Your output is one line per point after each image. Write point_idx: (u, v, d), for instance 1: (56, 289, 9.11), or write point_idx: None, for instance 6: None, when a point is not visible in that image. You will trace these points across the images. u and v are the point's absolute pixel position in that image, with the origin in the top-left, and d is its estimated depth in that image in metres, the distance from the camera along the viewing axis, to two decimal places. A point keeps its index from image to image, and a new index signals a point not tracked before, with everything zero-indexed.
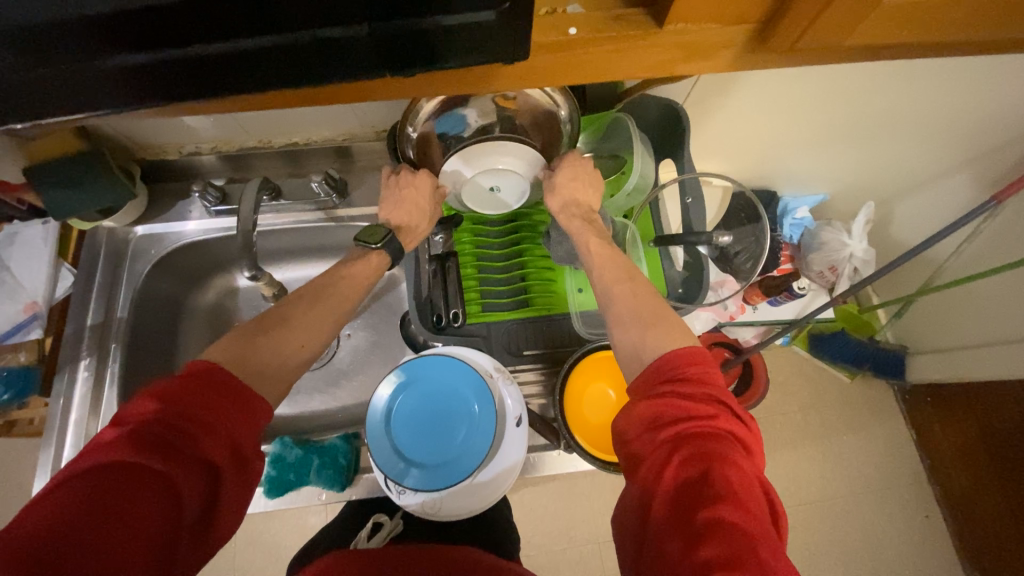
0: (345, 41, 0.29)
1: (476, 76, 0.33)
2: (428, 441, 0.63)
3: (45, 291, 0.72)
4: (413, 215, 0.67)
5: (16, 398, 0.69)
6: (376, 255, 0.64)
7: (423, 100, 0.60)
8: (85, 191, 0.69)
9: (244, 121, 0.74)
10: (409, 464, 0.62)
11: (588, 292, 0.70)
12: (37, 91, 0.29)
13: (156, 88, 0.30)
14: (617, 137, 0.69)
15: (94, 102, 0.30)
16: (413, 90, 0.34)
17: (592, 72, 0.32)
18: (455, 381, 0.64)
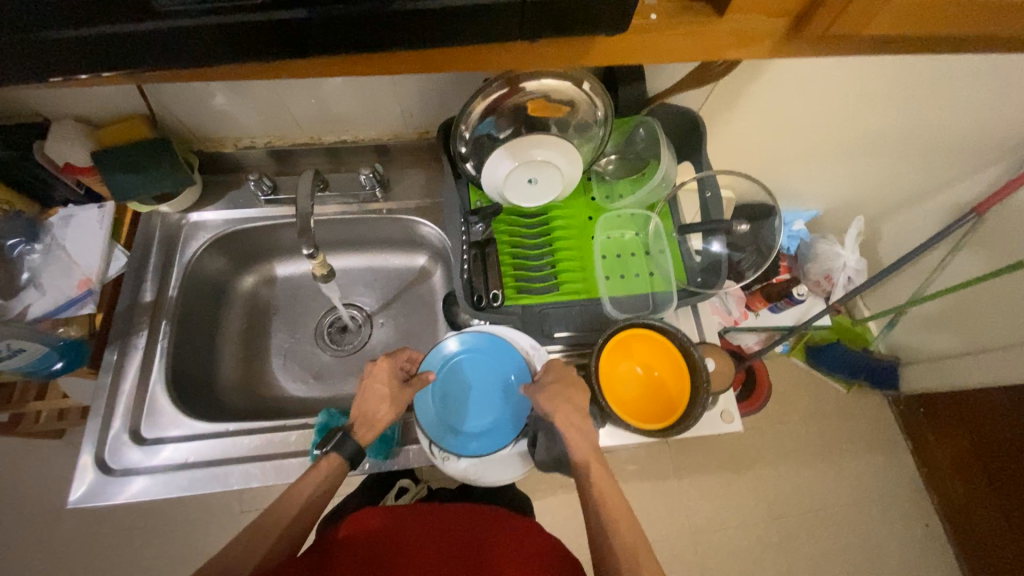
0: (471, 12, 0.33)
1: (577, 51, 0.37)
2: (465, 412, 0.71)
3: (100, 268, 0.74)
4: (372, 405, 0.66)
5: (67, 368, 0.71)
6: (325, 461, 0.62)
7: (477, 99, 0.67)
8: (149, 175, 0.74)
9: (300, 117, 0.80)
10: (445, 429, 0.69)
11: (615, 279, 0.77)
12: (205, 43, 0.33)
13: (299, 46, 0.35)
14: (642, 141, 0.79)
15: (247, 56, 0.35)
16: (519, 62, 0.38)
17: (658, 55, 0.38)
18: (496, 362, 0.72)
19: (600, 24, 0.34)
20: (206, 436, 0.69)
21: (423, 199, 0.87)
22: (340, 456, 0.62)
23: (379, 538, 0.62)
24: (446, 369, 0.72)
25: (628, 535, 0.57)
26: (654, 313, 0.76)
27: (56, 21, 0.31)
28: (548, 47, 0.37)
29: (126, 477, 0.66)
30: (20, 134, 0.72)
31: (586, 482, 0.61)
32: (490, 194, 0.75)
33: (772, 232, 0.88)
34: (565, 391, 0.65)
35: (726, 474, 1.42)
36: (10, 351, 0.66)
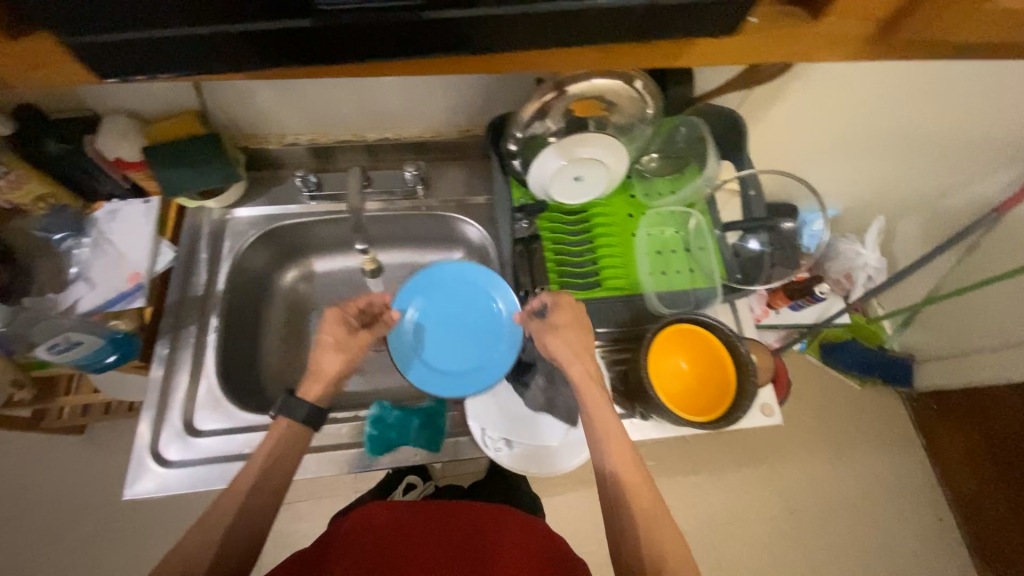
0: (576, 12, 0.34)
1: (672, 52, 0.39)
2: (455, 351, 0.72)
3: (148, 262, 0.75)
4: (328, 361, 0.66)
5: (122, 360, 0.71)
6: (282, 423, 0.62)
7: (529, 103, 0.67)
8: (198, 170, 0.75)
9: (346, 114, 0.81)
10: (440, 373, 0.70)
11: (658, 275, 0.78)
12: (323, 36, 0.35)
13: (411, 42, 0.36)
14: (684, 141, 0.81)
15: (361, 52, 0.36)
16: (613, 63, 0.40)
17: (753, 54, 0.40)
18: (466, 289, 0.73)
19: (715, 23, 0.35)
20: (251, 427, 0.70)
21: (464, 196, 0.88)
22: (286, 419, 0.63)
23: (382, 534, 0.59)
24: (413, 322, 0.72)
25: (644, 497, 0.58)
26: (697, 309, 0.77)
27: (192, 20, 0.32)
28: (644, 50, 0.39)
29: (185, 469, 0.67)
30: (71, 127, 0.73)
31: (611, 468, 0.60)
32: (535, 192, 0.77)
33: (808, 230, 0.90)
34: (573, 335, 0.65)
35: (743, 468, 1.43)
36: (67, 345, 0.65)
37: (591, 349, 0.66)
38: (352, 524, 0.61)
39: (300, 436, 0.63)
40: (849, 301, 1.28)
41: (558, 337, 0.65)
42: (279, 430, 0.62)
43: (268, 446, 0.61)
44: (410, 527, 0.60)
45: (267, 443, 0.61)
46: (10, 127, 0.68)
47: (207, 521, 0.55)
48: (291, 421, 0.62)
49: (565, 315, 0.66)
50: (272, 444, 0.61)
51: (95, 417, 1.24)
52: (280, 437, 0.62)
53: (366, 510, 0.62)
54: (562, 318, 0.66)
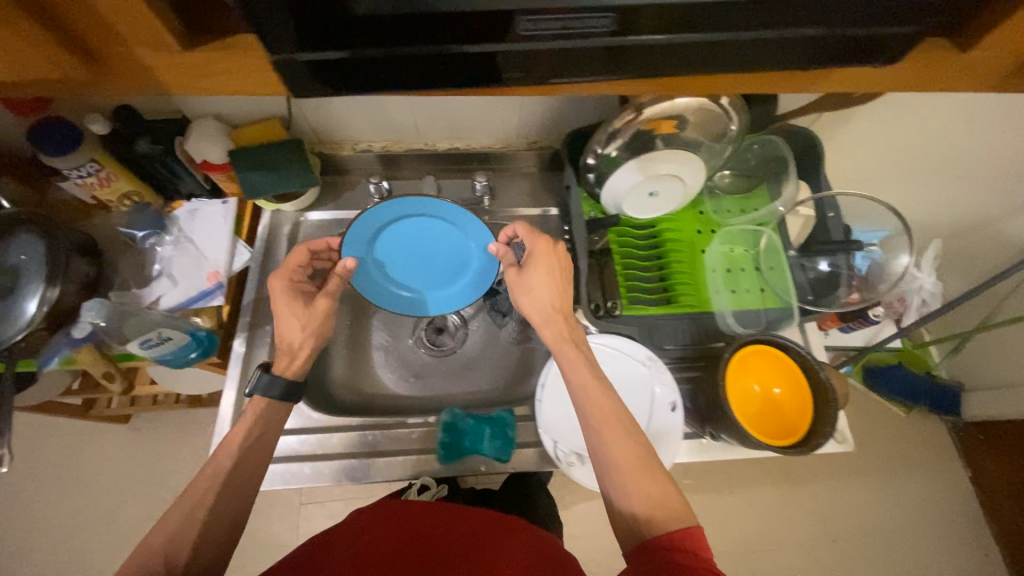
0: None
1: (793, 75, 0.44)
2: (429, 273, 0.80)
3: (226, 262, 0.77)
4: (293, 332, 0.68)
5: (203, 357, 0.73)
6: (254, 401, 0.65)
7: (615, 121, 0.67)
8: (280, 174, 0.77)
9: (421, 125, 0.82)
10: (418, 293, 0.80)
11: (729, 293, 0.76)
12: None
13: None
14: (758, 160, 0.81)
15: None
16: (732, 81, 0.44)
17: (867, 80, 0.45)
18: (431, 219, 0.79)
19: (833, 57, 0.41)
20: (324, 430, 0.74)
21: (527, 207, 0.89)
22: (264, 398, 0.65)
23: (394, 526, 0.61)
24: (386, 253, 0.79)
25: (624, 449, 0.57)
26: (769, 330, 0.76)
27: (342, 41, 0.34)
28: (759, 74, 0.43)
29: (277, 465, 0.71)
30: (164, 129, 0.75)
31: (609, 456, 0.57)
32: (607, 206, 0.77)
33: (897, 251, 0.83)
34: (545, 286, 0.67)
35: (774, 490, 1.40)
36: (157, 341, 0.68)
37: (563, 299, 0.67)
38: (367, 517, 0.63)
39: (279, 416, 0.66)
40: (901, 326, 1.24)
41: (530, 288, 0.68)
42: (256, 411, 0.64)
43: (247, 427, 0.63)
44: (420, 520, 0.62)
45: (246, 422, 0.63)
46: (108, 126, 0.69)
47: (195, 492, 0.57)
48: (260, 396, 0.65)
49: (538, 266, 0.68)
50: (252, 426, 0.63)
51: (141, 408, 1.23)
52: (258, 416, 0.64)
53: (381, 507, 0.65)
54: (533, 270, 0.68)
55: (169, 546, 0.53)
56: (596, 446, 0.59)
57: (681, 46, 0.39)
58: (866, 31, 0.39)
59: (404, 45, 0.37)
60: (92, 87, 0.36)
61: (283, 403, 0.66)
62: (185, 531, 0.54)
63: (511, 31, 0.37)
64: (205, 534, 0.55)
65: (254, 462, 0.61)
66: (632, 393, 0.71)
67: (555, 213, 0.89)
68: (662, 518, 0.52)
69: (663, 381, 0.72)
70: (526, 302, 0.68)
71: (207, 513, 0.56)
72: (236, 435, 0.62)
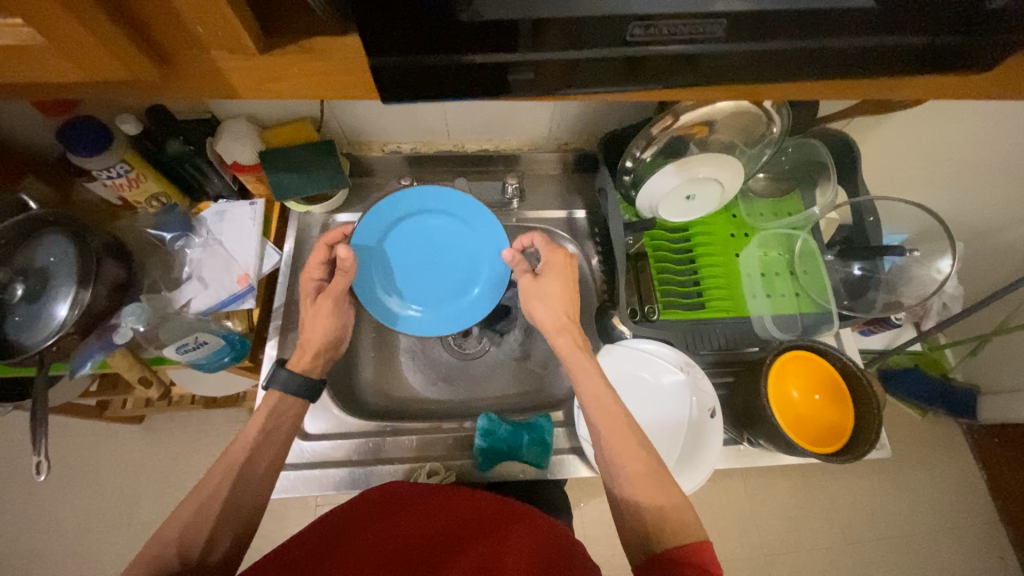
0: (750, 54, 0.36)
1: (865, 87, 0.42)
2: (431, 286, 0.77)
3: (256, 264, 0.76)
4: (315, 327, 0.69)
5: (236, 360, 0.77)
6: (270, 396, 0.64)
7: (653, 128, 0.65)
8: (310, 175, 0.76)
9: (451, 125, 0.81)
10: (432, 306, 0.76)
11: (765, 297, 0.75)
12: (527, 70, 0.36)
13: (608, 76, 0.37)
14: (793, 163, 0.80)
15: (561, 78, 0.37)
16: (805, 92, 0.43)
17: (943, 92, 0.43)
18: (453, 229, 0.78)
19: (921, 66, 0.38)
20: (354, 435, 0.73)
21: (557, 208, 0.88)
22: (277, 391, 0.64)
23: (399, 509, 0.60)
24: (390, 252, 0.77)
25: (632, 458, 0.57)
26: (805, 335, 0.76)
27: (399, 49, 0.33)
28: (830, 83, 0.42)
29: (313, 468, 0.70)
30: (194, 130, 0.74)
31: (613, 459, 0.58)
32: (642, 209, 0.76)
33: (937, 253, 0.77)
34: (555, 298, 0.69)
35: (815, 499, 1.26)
36: (195, 345, 0.71)
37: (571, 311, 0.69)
38: (369, 502, 0.61)
39: (293, 410, 0.65)
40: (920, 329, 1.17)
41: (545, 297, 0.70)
42: (270, 404, 0.64)
43: (261, 420, 0.62)
44: (426, 504, 0.60)
45: (259, 417, 0.62)
46: (139, 126, 0.68)
47: (206, 488, 0.55)
48: (282, 391, 0.64)
49: (548, 277, 0.70)
50: (265, 418, 0.62)
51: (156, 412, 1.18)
52: (272, 410, 0.63)
53: (383, 488, 0.63)
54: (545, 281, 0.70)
55: (183, 537, 0.52)
56: (601, 448, 0.59)
57: (775, 57, 0.36)
58: (955, 38, 0.35)
59: (484, 53, 0.34)
60: (158, 88, 0.36)
61: (298, 398, 0.65)
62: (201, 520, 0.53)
63: (621, 38, 0.34)
64: (219, 528, 0.53)
65: (270, 455, 0.60)
66: (667, 399, 0.71)
67: (584, 215, 0.87)
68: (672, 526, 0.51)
69: (701, 386, 0.70)
70: (536, 316, 0.71)
71: (224, 506, 0.55)
72: (250, 428, 0.61)
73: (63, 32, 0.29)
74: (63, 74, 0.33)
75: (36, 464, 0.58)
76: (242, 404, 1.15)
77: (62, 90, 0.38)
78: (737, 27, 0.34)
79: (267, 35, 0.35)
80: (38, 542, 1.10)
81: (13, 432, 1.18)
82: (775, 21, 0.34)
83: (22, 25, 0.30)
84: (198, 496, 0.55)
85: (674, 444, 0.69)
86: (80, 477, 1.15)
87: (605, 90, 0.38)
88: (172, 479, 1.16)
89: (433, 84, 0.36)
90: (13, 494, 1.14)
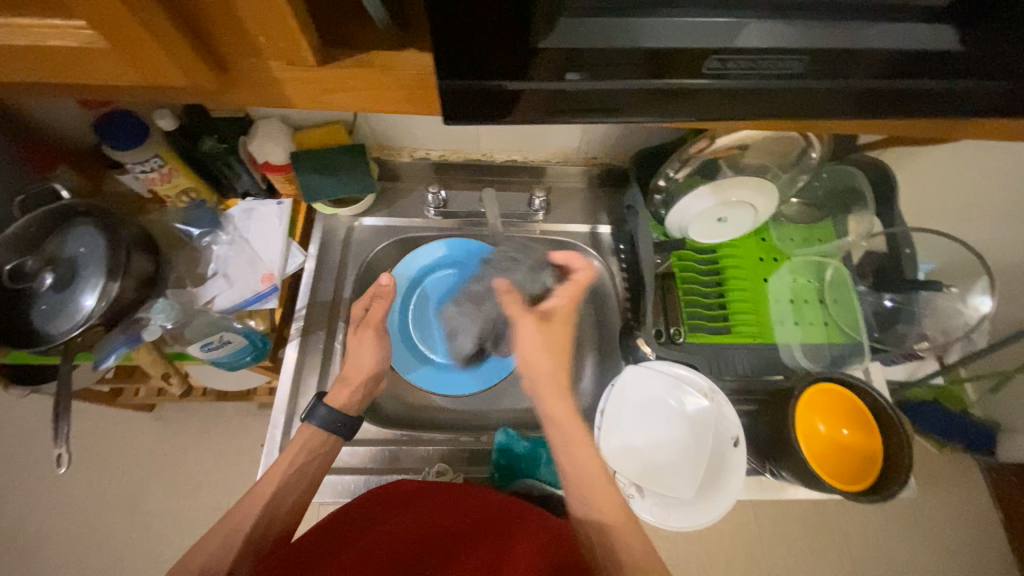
0: (795, 89, 0.35)
1: (919, 126, 0.42)
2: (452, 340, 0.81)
3: (280, 264, 0.76)
4: (365, 354, 0.68)
5: (255, 360, 0.78)
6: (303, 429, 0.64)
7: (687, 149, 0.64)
8: (339, 179, 0.76)
9: (481, 135, 0.80)
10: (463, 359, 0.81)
11: (793, 326, 0.74)
12: (572, 101, 0.35)
13: (652, 104, 0.36)
14: (830, 188, 0.79)
15: (606, 107, 0.36)
16: (862, 127, 0.42)
17: (1006, 133, 0.42)
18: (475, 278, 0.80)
19: (973, 112, 0.37)
20: (371, 442, 0.73)
21: (582, 222, 0.87)
22: (313, 426, 0.63)
23: (403, 506, 0.59)
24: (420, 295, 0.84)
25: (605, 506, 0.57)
26: (834, 366, 0.74)
27: (448, 73, 0.33)
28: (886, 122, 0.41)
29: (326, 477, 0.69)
30: (227, 127, 0.74)
31: (582, 475, 0.59)
32: (671, 229, 0.75)
33: (972, 288, 0.76)
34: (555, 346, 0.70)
35: (825, 530, 1.07)
36: (218, 343, 0.72)
37: (563, 370, 0.69)
38: (375, 500, 0.60)
39: (325, 447, 0.64)
40: (944, 365, 1.08)
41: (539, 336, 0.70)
42: (305, 438, 0.63)
43: (294, 452, 0.62)
44: (435, 502, 0.60)
45: (292, 451, 0.62)
46: (175, 122, 0.70)
47: (237, 516, 0.58)
48: (317, 427, 0.63)
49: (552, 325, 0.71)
50: (297, 454, 0.62)
51: (166, 402, 1.18)
52: (305, 443, 0.63)
53: (382, 487, 0.62)
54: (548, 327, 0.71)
55: (206, 568, 0.54)
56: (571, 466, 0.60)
57: (834, 94, 0.36)
58: (1011, 84, 0.34)
59: (540, 79, 0.33)
60: (214, 94, 0.37)
61: (330, 433, 0.64)
62: (232, 538, 0.56)
63: (693, 68, 0.33)
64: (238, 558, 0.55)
65: (300, 488, 0.61)
66: (689, 427, 0.70)
67: (608, 230, 0.87)
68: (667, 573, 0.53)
69: (726, 411, 0.69)
70: (530, 372, 0.69)
71: (246, 534, 0.57)
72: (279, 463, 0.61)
73: (137, 41, 0.29)
74: (123, 78, 0.34)
75: (57, 456, 0.58)
76: (252, 399, 1.15)
77: (118, 91, 0.38)
78: (780, 66, 0.33)
79: (327, 47, 0.36)
80: (45, 526, 1.11)
81: (27, 414, 1.19)
82: (841, 57, 0.33)
83: (86, 29, 0.30)
84: (228, 523, 0.58)
85: (696, 473, 0.67)
86: (88, 464, 1.16)
87: (648, 118, 0.38)
88: (182, 472, 1.16)
89: (477, 110, 0.36)
90: (22, 476, 1.14)
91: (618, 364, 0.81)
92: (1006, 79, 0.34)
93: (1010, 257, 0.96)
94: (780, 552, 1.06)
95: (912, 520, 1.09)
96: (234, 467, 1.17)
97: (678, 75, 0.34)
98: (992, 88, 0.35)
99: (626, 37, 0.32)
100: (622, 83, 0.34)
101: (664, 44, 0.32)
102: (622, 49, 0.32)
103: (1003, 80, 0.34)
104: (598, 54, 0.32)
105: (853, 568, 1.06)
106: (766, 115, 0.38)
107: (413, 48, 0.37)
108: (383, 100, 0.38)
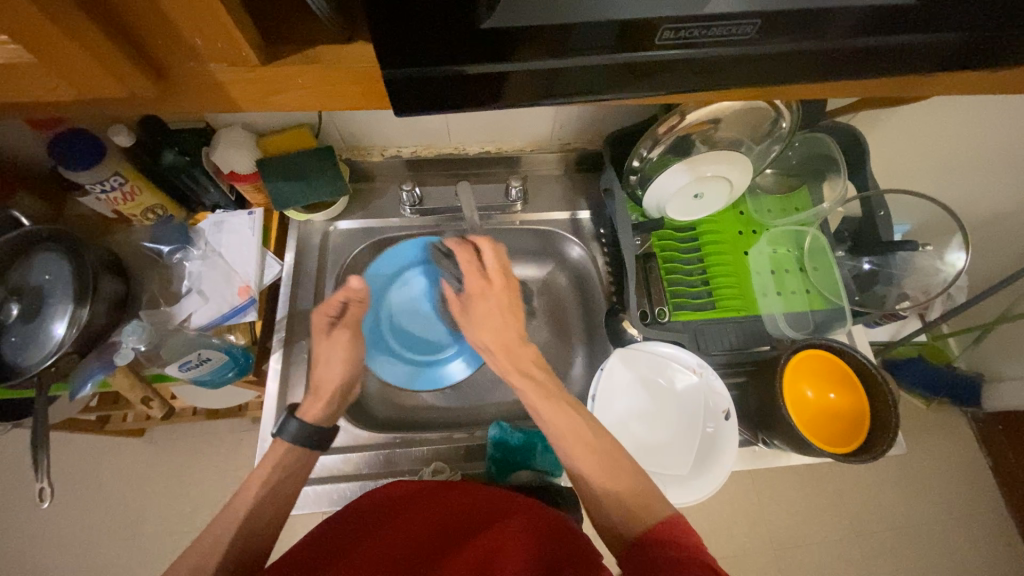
0: (740, 56, 0.35)
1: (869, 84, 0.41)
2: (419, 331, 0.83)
3: (257, 275, 0.75)
4: None
5: (239, 375, 0.76)
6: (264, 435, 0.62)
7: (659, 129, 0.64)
8: (309, 183, 0.74)
9: (451, 128, 0.79)
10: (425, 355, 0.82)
11: (775, 296, 0.74)
12: (520, 81, 0.34)
13: (608, 82, 0.35)
14: (809, 151, 0.79)
15: (556, 89, 0.36)
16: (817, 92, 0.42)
17: (963, 86, 0.42)
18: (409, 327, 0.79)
19: (917, 65, 0.37)
20: (364, 448, 0.72)
21: (561, 209, 0.86)
22: (286, 440, 0.62)
23: (397, 509, 0.60)
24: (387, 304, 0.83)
25: (562, 419, 0.58)
26: (818, 332, 0.75)
27: (391, 60, 0.31)
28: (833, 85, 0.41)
29: (320, 486, 0.68)
30: (188, 139, 0.73)
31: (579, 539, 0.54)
32: (650, 209, 0.75)
33: (948, 245, 0.76)
34: (495, 312, 0.68)
35: (821, 489, 1.10)
36: (198, 362, 0.70)
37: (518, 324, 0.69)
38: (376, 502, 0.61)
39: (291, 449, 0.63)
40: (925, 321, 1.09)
41: (476, 316, 0.69)
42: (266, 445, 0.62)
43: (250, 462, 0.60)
44: (438, 499, 0.60)
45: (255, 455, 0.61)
46: (132, 138, 0.66)
47: (219, 533, 0.56)
48: (290, 442, 0.62)
49: (484, 298, 0.70)
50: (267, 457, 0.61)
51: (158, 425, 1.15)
52: None
53: (373, 490, 0.63)
54: (478, 304, 0.70)
55: None
56: None
57: (797, 56, 0.35)
58: (953, 35, 0.34)
59: (502, 62, 0.33)
60: (152, 103, 0.35)
61: (286, 439, 0.63)
62: (208, 555, 0.54)
63: (649, 40, 0.33)
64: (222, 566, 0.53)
65: (275, 493, 0.60)
66: (679, 404, 0.70)
67: (588, 216, 0.86)
68: (660, 505, 0.50)
69: (721, 386, 0.70)
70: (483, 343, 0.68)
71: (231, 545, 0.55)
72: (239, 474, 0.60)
73: (56, 50, 0.28)
74: (55, 94, 0.32)
75: (38, 491, 0.56)
76: (244, 414, 1.13)
77: (53, 108, 0.36)
78: (728, 38, 0.33)
79: (269, 45, 0.35)
80: (44, 561, 1.09)
81: (11, 452, 1.15)
82: (804, 18, 0.33)
83: (9, 43, 0.29)
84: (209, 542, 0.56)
85: (689, 451, 0.68)
86: (82, 494, 1.13)
87: (606, 98, 0.37)
88: (177, 493, 1.14)
89: (428, 100, 0.35)
90: (14, 514, 1.11)
91: (608, 349, 0.81)
92: (953, 29, 0.34)
93: (986, 208, 0.97)
94: (781, 517, 1.08)
95: (904, 473, 1.12)
96: (231, 483, 1.15)
97: (638, 49, 0.33)
98: (942, 40, 0.35)
99: (582, 13, 0.31)
100: (576, 57, 0.33)
101: (612, 19, 0.31)
102: (568, 29, 0.31)
103: (953, 30, 0.34)
104: (545, 31, 0.31)
105: (853, 525, 1.08)
106: (721, 82, 0.37)
107: (360, 40, 0.35)
108: (335, 98, 0.37)
